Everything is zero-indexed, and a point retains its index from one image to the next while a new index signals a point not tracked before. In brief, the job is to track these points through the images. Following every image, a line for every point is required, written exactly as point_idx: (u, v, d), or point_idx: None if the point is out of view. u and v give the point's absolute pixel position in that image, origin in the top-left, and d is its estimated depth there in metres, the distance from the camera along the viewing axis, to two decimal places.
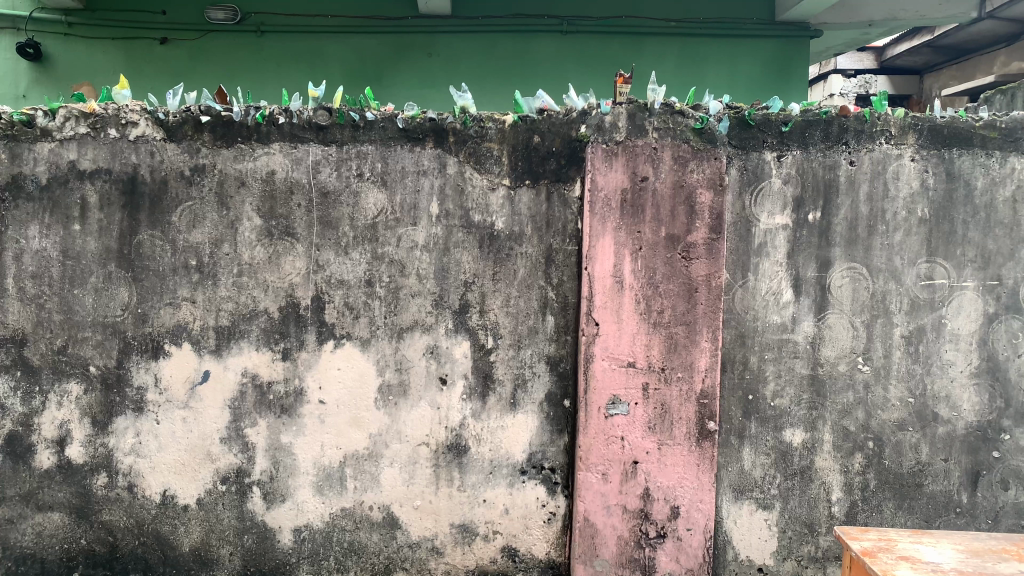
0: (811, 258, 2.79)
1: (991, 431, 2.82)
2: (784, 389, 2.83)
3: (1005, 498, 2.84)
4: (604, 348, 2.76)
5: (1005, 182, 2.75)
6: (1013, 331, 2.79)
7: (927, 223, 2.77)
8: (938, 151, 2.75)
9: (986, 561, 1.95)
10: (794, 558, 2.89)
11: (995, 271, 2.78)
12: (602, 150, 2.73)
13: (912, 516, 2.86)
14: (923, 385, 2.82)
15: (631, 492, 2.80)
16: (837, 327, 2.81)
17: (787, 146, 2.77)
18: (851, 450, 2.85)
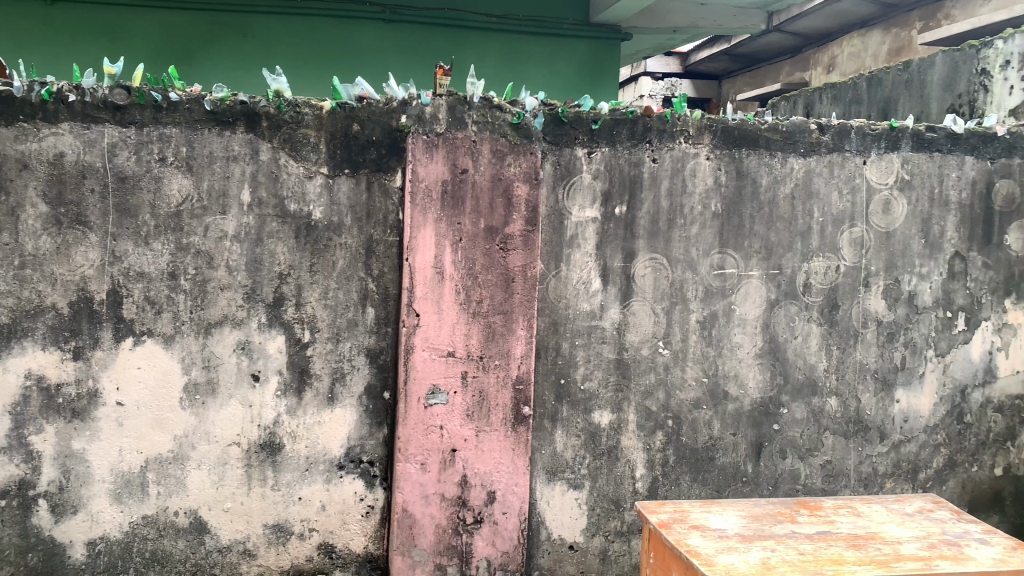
0: (618, 249, 2.94)
1: (771, 406, 3.11)
2: (593, 373, 2.97)
3: (783, 465, 3.15)
4: (424, 339, 2.77)
5: (784, 180, 3.04)
6: (790, 315, 3.09)
7: (719, 217, 3.00)
8: (729, 151, 2.98)
9: (765, 524, 2.16)
10: (602, 533, 3.04)
11: (776, 261, 3.06)
12: (423, 141, 2.73)
13: (705, 487, 3.10)
14: (715, 366, 3.05)
15: (449, 480, 2.83)
16: (641, 313, 2.98)
17: (597, 143, 2.89)
18: (653, 428, 3.03)
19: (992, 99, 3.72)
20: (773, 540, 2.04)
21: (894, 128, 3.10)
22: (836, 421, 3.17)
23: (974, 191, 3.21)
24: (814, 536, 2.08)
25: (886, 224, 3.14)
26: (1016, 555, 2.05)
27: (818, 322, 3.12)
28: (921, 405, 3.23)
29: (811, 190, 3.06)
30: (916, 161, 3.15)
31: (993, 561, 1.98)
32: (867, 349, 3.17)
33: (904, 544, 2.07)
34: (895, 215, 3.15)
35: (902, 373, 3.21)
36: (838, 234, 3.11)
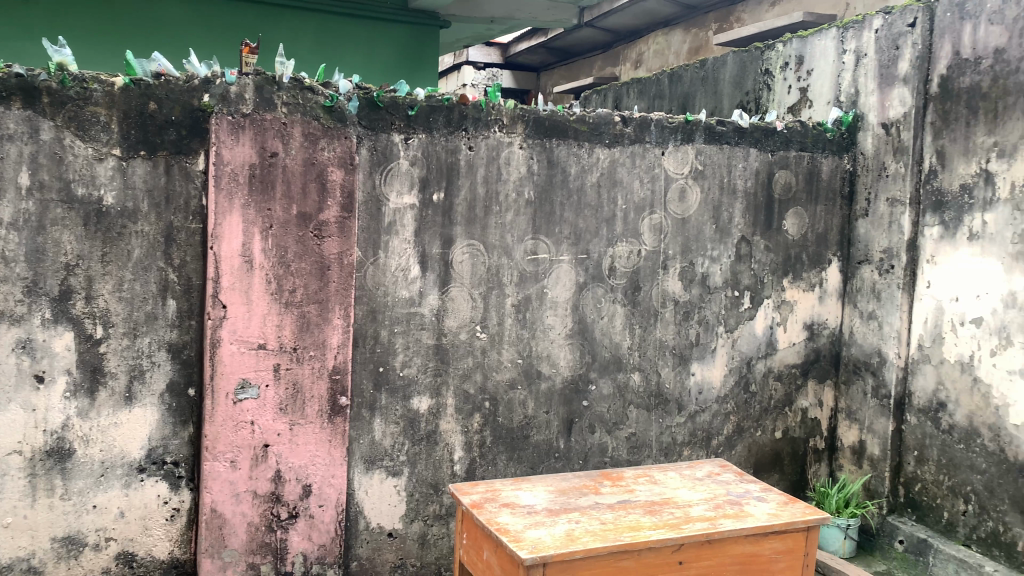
0: (435, 236, 2.95)
1: (581, 384, 3.26)
2: (412, 360, 2.96)
3: (592, 440, 3.31)
4: (233, 331, 2.65)
5: (591, 170, 3.17)
6: (597, 297, 3.25)
7: (532, 204, 3.09)
8: (541, 141, 3.07)
9: (570, 498, 2.26)
10: (421, 518, 3.05)
11: (585, 246, 3.20)
12: (228, 122, 2.60)
13: (520, 465, 3.19)
14: (530, 347, 3.15)
15: (261, 477, 2.74)
16: (458, 299, 3.01)
17: (413, 129, 2.87)
18: (471, 411, 3.07)
19: (774, 96, 4.10)
20: (577, 512, 2.15)
21: (689, 122, 3.33)
22: (639, 395, 3.38)
23: (758, 180, 3.52)
24: (615, 506, 2.22)
25: (682, 211, 3.37)
26: (786, 508, 2.29)
27: (623, 303, 3.30)
28: (713, 377, 3.52)
29: (616, 178, 3.22)
30: (708, 153, 3.40)
31: (767, 516, 2.21)
32: (666, 327, 3.40)
33: (693, 507, 2.25)
34: (690, 202, 3.38)
35: (697, 348, 3.47)
36: (640, 221, 3.30)
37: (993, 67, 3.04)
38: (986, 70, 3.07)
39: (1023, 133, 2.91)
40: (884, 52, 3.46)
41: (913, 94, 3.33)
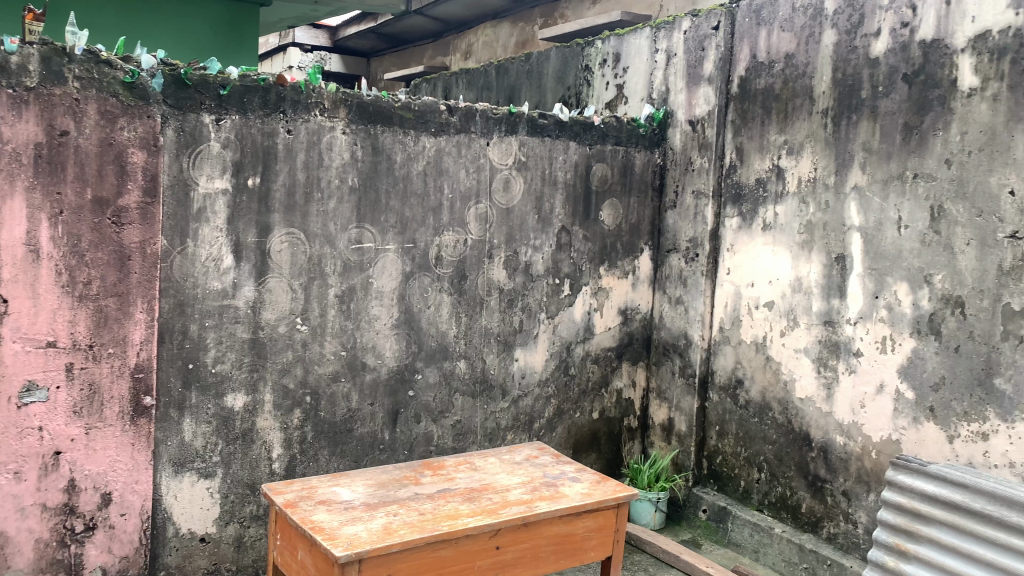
0: (251, 224, 2.79)
1: (407, 374, 3.23)
2: (226, 355, 2.79)
3: (418, 429, 3.30)
4: (16, 328, 2.39)
5: (417, 158, 3.14)
6: (424, 287, 3.23)
7: (356, 191, 3.01)
8: (364, 126, 2.99)
9: (389, 490, 2.24)
10: (236, 520, 2.89)
11: (411, 235, 3.17)
12: (7, 96, 2.31)
13: (343, 460, 3.11)
14: (354, 339, 3.07)
15: (52, 487, 2.49)
16: (277, 290, 2.87)
17: (225, 109, 2.70)
18: (290, 406, 2.96)
19: (593, 92, 4.25)
20: (396, 504, 2.13)
21: (513, 113, 3.37)
22: (464, 383, 3.40)
23: (577, 172, 3.64)
24: (434, 496, 2.22)
25: (506, 201, 3.42)
26: (599, 487, 2.39)
27: (449, 292, 3.30)
28: (536, 362, 3.61)
29: (441, 167, 3.21)
30: (531, 145, 3.46)
31: (580, 495, 2.29)
32: (491, 315, 3.44)
33: (511, 491, 2.29)
34: (514, 192, 3.43)
35: (520, 334, 3.54)
36: (465, 210, 3.31)
37: (784, 71, 3.31)
38: (778, 73, 3.33)
39: (808, 133, 3.20)
40: (691, 53, 3.67)
41: (717, 94, 3.56)
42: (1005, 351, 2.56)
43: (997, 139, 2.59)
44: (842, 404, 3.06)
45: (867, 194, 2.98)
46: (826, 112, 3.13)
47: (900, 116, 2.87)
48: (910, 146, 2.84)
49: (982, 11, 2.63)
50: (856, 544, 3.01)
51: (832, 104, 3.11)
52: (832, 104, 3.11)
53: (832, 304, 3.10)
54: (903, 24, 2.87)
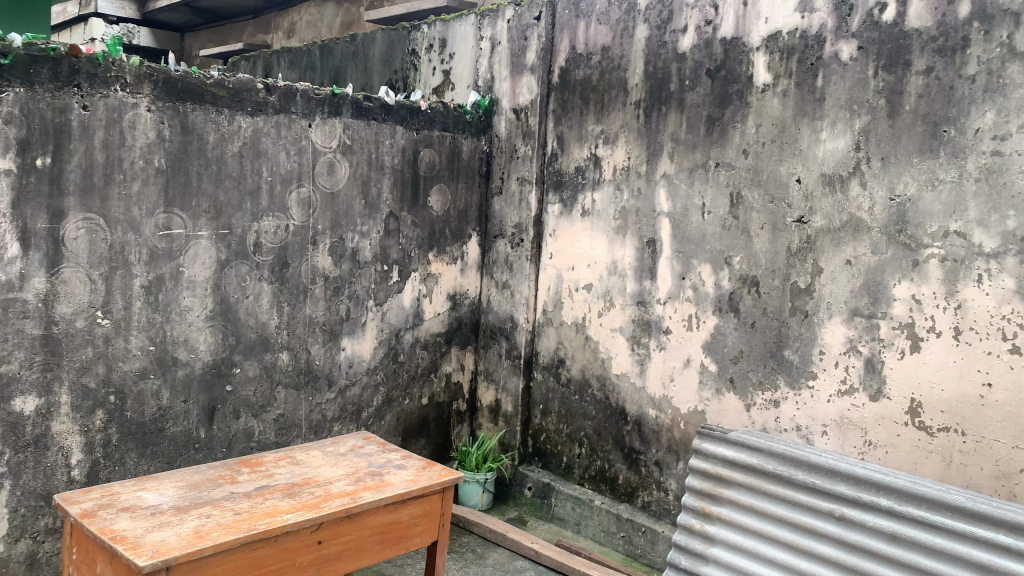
0: (40, 209, 2.53)
1: (224, 367, 3.07)
2: (13, 354, 2.52)
3: (236, 425, 3.14)
4: None
5: (232, 139, 2.97)
6: (241, 275, 3.07)
7: (163, 173, 2.80)
8: (172, 104, 2.79)
9: (202, 491, 2.12)
10: (28, 536, 2.63)
11: (226, 220, 3.00)
12: None
13: (154, 462, 2.91)
14: (163, 333, 2.87)
15: None
16: (72, 281, 2.62)
17: (7, 81, 2.42)
18: (92, 407, 2.72)
19: (420, 77, 4.21)
20: (210, 505, 2.02)
21: (336, 95, 3.27)
22: (287, 375, 3.28)
23: (403, 157, 3.59)
24: (252, 493, 2.12)
25: (330, 185, 3.32)
26: (423, 473, 2.39)
27: (269, 281, 3.16)
28: (363, 351, 3.54)
29: (259, 149, 3.06)
30: (356, 128, 3.37)
31: (405, 483, 2.28)
32: (315, 304, 3.33)
33: (334, 483, 2.24)
34: (339, 176, 3.34)
35: (347, 323, 3.46)
36: (286, 194, 3.17)
37: (601, 63, 3.43)
38: (596, 64, 3.46)
39: (623, 123, 3.35)
40: (515, 42, 3.73)
41: (539, 83, 3.64)
42: (793, 326, 2.82)
43: (787, 132, 2.83)
44: (655, 379, 3.25)
45: (675, 181, 3.16)
46: (639, 103, 3.29)
47: (704, 109, 3.06)
48: (712, 137, 3.04)
49: (773, 13, 2.86)
50: (667, 510, 3.21)
51: (644, 97, 3.27)
52: (644, 96, 3.27)
53: (645, 285, 3.27)
54: (707, 22, 3.06)
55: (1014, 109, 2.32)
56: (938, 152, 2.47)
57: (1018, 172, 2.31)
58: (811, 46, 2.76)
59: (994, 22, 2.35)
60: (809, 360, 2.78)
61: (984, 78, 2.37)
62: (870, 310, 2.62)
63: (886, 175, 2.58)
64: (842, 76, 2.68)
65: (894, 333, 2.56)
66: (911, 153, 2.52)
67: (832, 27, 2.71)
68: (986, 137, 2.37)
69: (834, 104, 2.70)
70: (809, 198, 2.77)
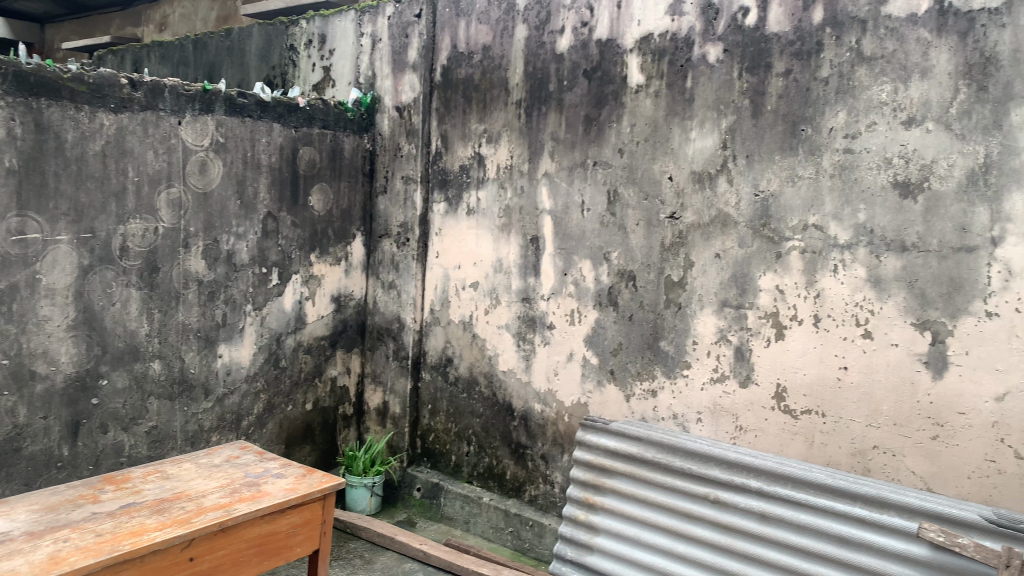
0: None
1: (89, 380, 2.89)
2: None
3: (104, 441, 2.96)
4: None
5: (93, 137, 2.79)
6: (107, 281, 2.89)
7: (16, 174, 2.60)
8: (25, 100, 2.60)
9: (59, 514, 1.98)
10: None
11: (88, 224, 2.82)
12: None
13: (11, 485, 2.70)
14: (19, 345, 2.67)
15: None
16: None
17: None
18: None
19: (299, 74, 4.10)
20: (68, 529, 1.89)
21: (207, 91, 3.13)
22: (159, 385, 3.12)
23: (281, 156, 3.48)
24: (116, 513, 2.01)
25: (203, 185, 3.18)
26: (303, 480, 2.33)
27: (137, 287, 3.00)
28: (242, 357, 3.41)
29: (124, 148, 2.89)
30: (229, 125, 3.24)
31: (283, 492, 2.22)
32: (189, 310, 3.19)
33: (207, 497, 2.15)
34: (212, 176, 3.20)
35: (223, 329, 3.32)
36: (154, 195, 3.01)
37: (482, 62, 3.44)
38: (477, 64, 3.46)
39: (504, 123, 3.37)
40: (396, 39, 3.69)
41: (421, 81, 3.61)
42: (668, 318, 2.92)
43: (659, 131, 2.92)
44: (540, 374, 3.29)
45: (556, 179, 3.21)
46: (519, 102, 3.32)
47: (582, 109, 3.13)
48: (590, 136, 3.11)
49: (646, 16, 2.95)
50: (553, 503, 3.26)
51: (525, 96, 3.30)
52: (524, 95, 3.30)
53: (529, 282, 3.31)
54: (583, 23, 3.12)
55: (863, 109, 2.48)
56: (797, 150, 2.61)
57: (867, 169, 2.48)
58: (681, 49, 2.86)
59: (844, 27, 2.51)
60: (684, 350, 2.88)
61: (836, 80, 2.53)
62: (739, 300, 2.75)
63: (751, 172, 2.71)
64: (710, 78, 2.80)
65: (761, 322, 2.70)
66: (773, 151, 2.66)
67: (700, 30, 2.82)
68: (838, 136, 2.53)
69: (703, 104, 2.81)
70: (681, 194, 2.88)
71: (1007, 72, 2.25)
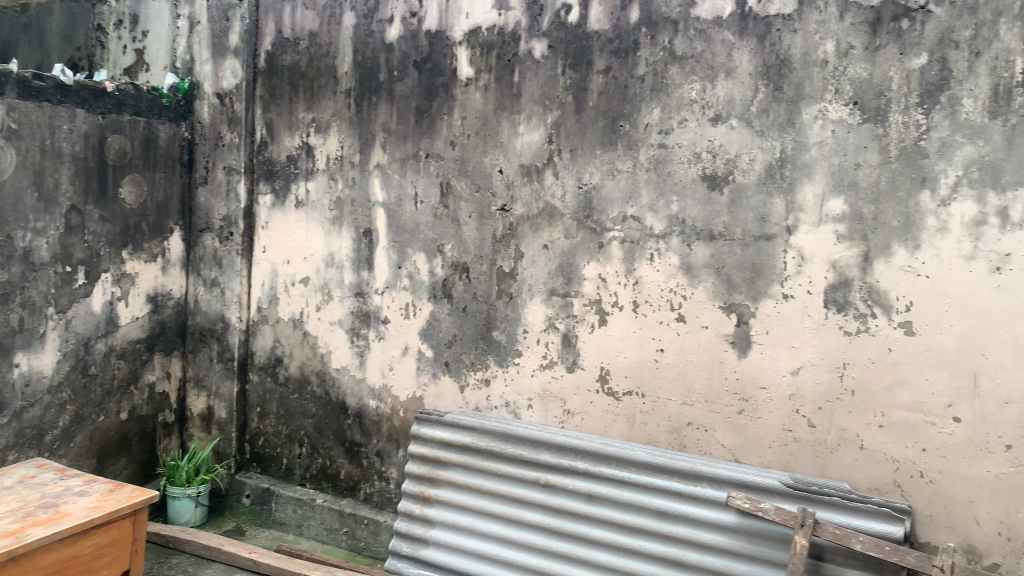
0: None
1: None
2: None
3: None
4: None
5: None
6: None
7: None
8: None
9: None
10: None
11: None
12: None
13: None
14: None
15: None
16: None
17: None
18: None
19: (108, 56, 3.78)
20: None
21: None
22: None
23: (86, 145, 3.20)
24: None
25: None
26: (110, 497, 2.17)
27: None
28: (44, 365, 3.12)
29: None
30: (23, 110, 2.94)
31: (86, 511, 2.06)
32: None
33: None
34: (3, 166, 2.89)
35: (21, 335, 3.02)
36: None
37: (309, 50, 3.33)
38: (303, 51, 3.34)
39: (333, 112, 3.28)
40: (216, 22, 3.50)
41: (243, 67, 3.44)
42: (500, 308, 2.96)
43: (489, 124, 2.95)
44: (374, 369, 3.24)
45: (387, 171, 3.17)
46: (348, 92, 3.24)
47: (412, 100, 3.10)
48: (422, 128, 3.08)
49: (474, 8, 2.96)
50: (389, 499, 3.23)
51: (354, 86, 3.22)
52: (353, 85, 3.23)
53: (361, 276, 3.24)
54: (412, 13, 3.09)
55: (675, 107, 2.62)
56: (616, 144, 2.72)
57: (679, 162, 2.62)
58: (507, 43, 2.90)
59: (658, 28, 2.64)
60: (516, 339, 2.94)
61: (651, 78, 2.66)
62: (566, 289, 2.83)
63: (575, 166, 2.80)
64: (536, 72, 2.85)
65: (586, 309, 2.79)
66: (595, 145, 2.76)
67: (526, 26, 2.87)
68: (653, 131, 2.66)
69: (529, 98, 2.87)
70: (511, 187, 2.92)
71: (798, 74, 2.45)
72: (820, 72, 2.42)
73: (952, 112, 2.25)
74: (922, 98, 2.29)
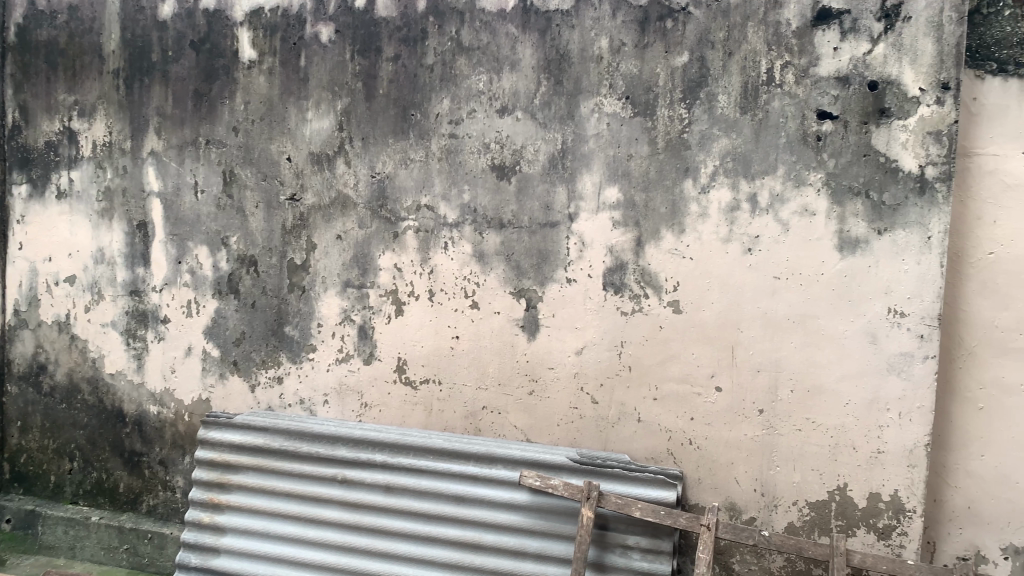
0: None
1: None
2: None
3: None
4: None
5: None
6: None
7: None
8: None
9: None
10: None
11: None
12: None
13: None
14: None
15: None
16: None
17: None
18: None
19: None
20: None
21: None
22: None
23: None
24: None
25: None
26: None
27: None
28: None
29: None
30: None
31: None
32: None
33: None
34: None
35: None
36: None
37: (69, 24, 3.01)
38: (62, 26, 3.02)
39: (99, 94, 2.99)
40: None
41: None
42: (292, 302, 2.85)
43: (274, 110, 2.82)
44: (154, 373, 3.01)
45: (164, 159, 2.94)
46: (116, 72, 2.97)
47: (189, 83, 2.90)
48: (201, 112, 2.89)
49: None
50: (175, 510, 3.02)
51: (122, 66, 2.96)
52: (122, 65, 2.96)
53: (137, 273, 3.00)
54: None
55: (464, 97, 2.65)
56: (407, 134, 2.71)
57: (469, 152, 2.66)
58: (292, 26, 2.79)
59: (444, 18, 2.65)
60: (309, 334, 2.85)
61: (439, 68, 2.67)
62: (360, 280, 2.78)
63: (366, 155, 2.75)
64: (323, 58, 2.77)
65: (381, 300, 2.77)
66: (386, 134, 2.73)
67: (311, 9, 2.77)
68: (444, 121, 2.67)
69: (317, 85, 2.78)
70: (300, 176, 2.82)
71: (576, 68, 2.56)
72: (596, 67, 2.54)
73: (711, 107, 2.46)
74: (685, 94, 2.48)
